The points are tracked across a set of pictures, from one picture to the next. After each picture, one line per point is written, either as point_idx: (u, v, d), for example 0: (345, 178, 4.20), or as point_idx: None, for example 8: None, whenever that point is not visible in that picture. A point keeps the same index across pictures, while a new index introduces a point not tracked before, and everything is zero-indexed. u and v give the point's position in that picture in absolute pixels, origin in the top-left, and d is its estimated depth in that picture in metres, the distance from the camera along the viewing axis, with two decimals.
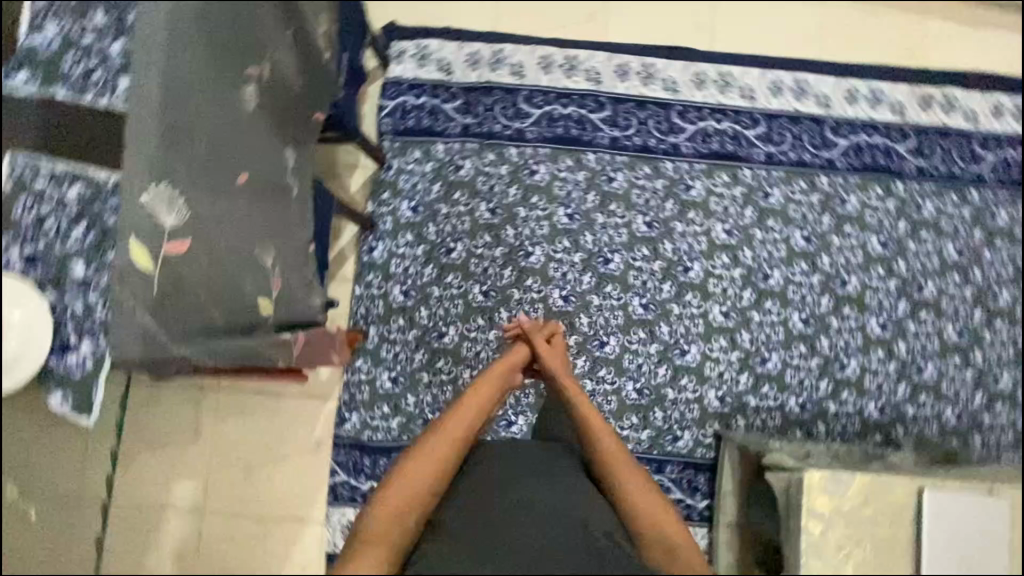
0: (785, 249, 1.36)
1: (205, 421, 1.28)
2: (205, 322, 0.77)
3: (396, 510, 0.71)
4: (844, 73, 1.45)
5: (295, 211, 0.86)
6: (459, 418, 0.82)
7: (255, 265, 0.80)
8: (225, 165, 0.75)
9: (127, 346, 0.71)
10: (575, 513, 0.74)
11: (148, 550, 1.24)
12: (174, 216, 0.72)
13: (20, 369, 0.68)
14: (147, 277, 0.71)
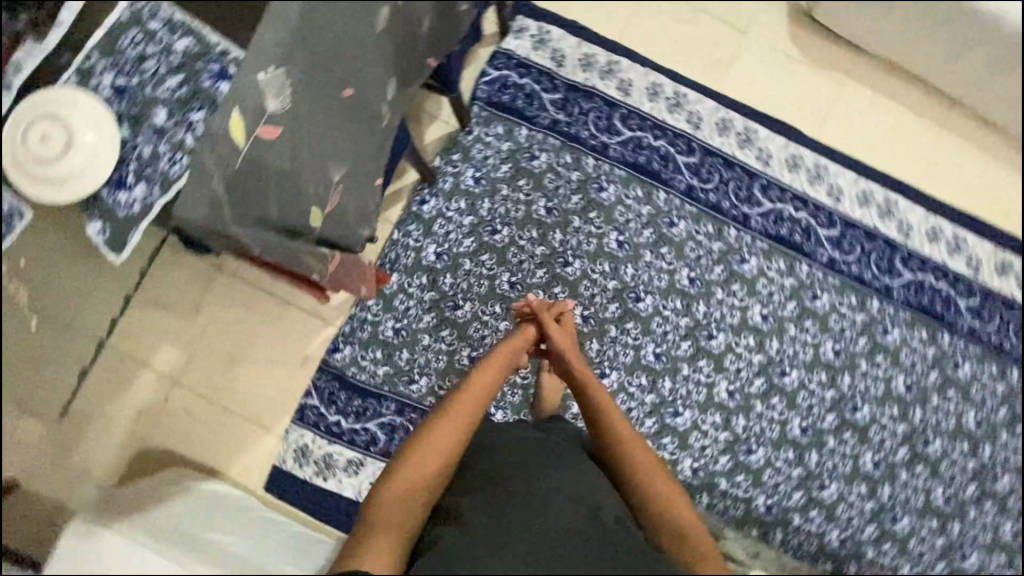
0: (812, 355, 1.34)
1: (209, 300, 1.29)
2: (268, 212, 0.76)
3: (399, 505, 0.66)
4: (935, 210, 1.42)
5: (374, 139, 0.88)
6: (466, 403, 0.78)
7: (326, 175, 0.80)
8: (338, 74, 0.76)
9: (193, 206, 0.69)
10: (591, 500, 0.68)
11: (111, 396, 1.26)
12: (279, 103, 0.71)
13: (71, 186, 0.68)
14: (235, 150, 0.69)
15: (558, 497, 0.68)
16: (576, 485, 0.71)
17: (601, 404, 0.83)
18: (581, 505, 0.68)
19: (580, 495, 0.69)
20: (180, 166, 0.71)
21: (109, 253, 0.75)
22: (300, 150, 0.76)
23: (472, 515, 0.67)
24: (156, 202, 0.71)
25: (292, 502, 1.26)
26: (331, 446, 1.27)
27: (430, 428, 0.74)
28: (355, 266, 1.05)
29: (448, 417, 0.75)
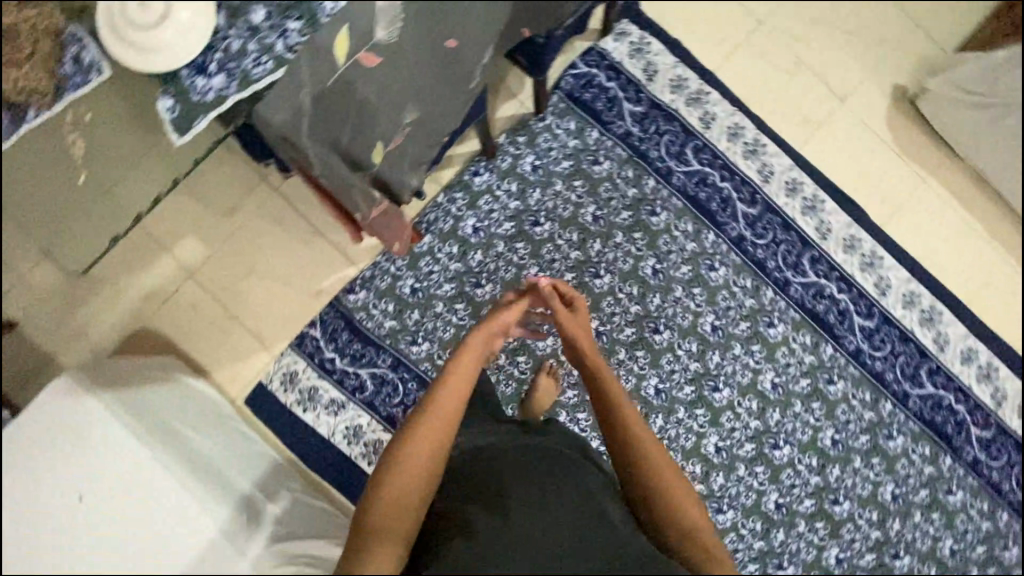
0: (809, 437, 1.31)
1: (245, 207, 1.30)
2: (341, 134, 0.79)
3: (393, 511, 0.63)
4: (977, 333, 1.37)
5: (455, 90, 0.89)
6: (451, 397, 0.72)
7: (401, 113, 0.84)
8: (446, 24, 0.77)
9: (279, 110, 0.72)
10: (595, 512, 0.70)
11: (127, 269, 1.27)
12: (387, 33, 0.74)
13: (158, 59, 0.68)
14: (334, 67, 0.73)
15: (554, 507, 0.70)
16: (573, 496, 0.72)
17: (612, 399, 0.78)
18: (580, 518, 0.69)
19: (579, 507, 0.71)
20: (263, 69, 0.70)
21: (173, 133, 0.74)
22: (386, 83, 0.78)
23: (473, 521, 0.67)
24: (230, 96, 0.71)
25: (267, 422, 1.27)
26: (319, 380, 1.28)
27: (418, 431, 0.68)
28: (399, 222, 1.06)
29: (433, 414, 0.70)
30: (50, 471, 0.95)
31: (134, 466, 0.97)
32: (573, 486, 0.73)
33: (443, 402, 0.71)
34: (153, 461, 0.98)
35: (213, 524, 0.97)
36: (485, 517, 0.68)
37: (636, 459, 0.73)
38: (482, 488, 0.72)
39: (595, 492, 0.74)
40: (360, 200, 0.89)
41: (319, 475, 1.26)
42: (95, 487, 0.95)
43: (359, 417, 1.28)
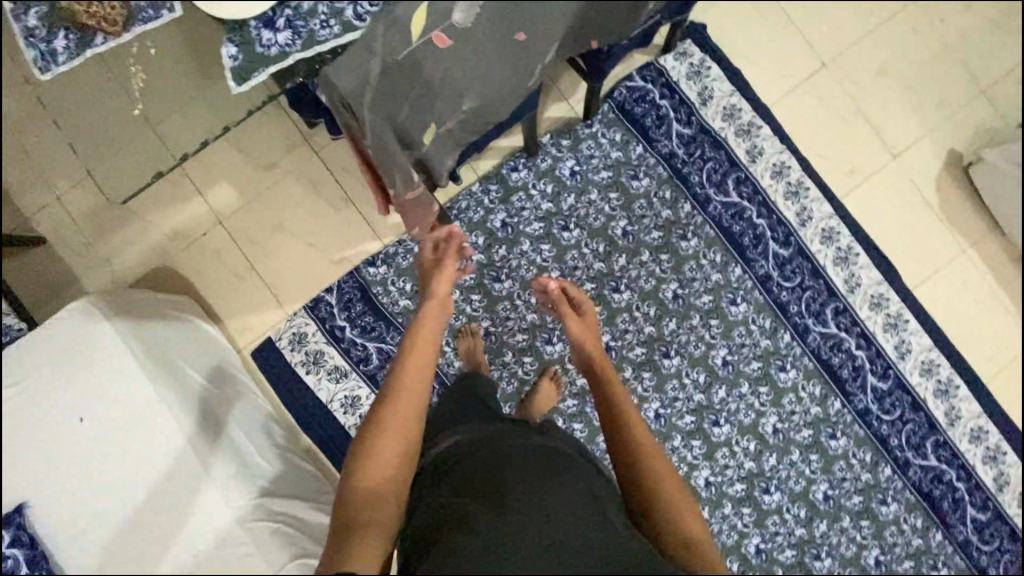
0: (802, 487, 1.30)
1: (283, 164, 1.31)
2: (398, 107, 0.81)
3: (370, 496, 0.66)
4: (991, 413, 1.34)
5: (519, 85, 0.89)
6: (411, 380, 0.76)
7: (459, 96, 0.85)
8: (521, 19, 0.76)
9: (346, 75, 0.73)
10: (591, 512, 0.71)
11: (160, 206, 1.29)
12: (462, 17, 0.72)
13: (234, 9, 0.71)
14: (407, 41, 0.73)
15: (553, 508, 0.70)
16: (572, 498, 0.72)
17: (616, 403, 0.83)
18: (581, 520, 0.70)
19: (579, 509, 0.71)
20: (329, 32, 0.71)
21: (230, 81, 0.73)
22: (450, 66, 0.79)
23: (472, 523, 0.69)
24: (292, 54, 0.71)
25: (270, 378, 1.28)
26: (326, 346, 1.29)
27: (382, 420, 0.71)
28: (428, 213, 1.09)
29: (397, 399, 0.73)
30: (59, 390, 0.97)
31: (143, 406, 0.99)
32: (574, 488, 0.74)
33: (404, 387, 0.75)
34: (161, 404, 1.00)
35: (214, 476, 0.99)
36: (485, 518, 0.69)
37: (635, 459, 0.76)
38: (479, 484, 0.73)
39: (597, 496, 0.74)
40: (400, 181, 0.92)
41: (310, 439, 1.27)
42: (104, 417, 0.97)
43: (359, 388, 1.29)
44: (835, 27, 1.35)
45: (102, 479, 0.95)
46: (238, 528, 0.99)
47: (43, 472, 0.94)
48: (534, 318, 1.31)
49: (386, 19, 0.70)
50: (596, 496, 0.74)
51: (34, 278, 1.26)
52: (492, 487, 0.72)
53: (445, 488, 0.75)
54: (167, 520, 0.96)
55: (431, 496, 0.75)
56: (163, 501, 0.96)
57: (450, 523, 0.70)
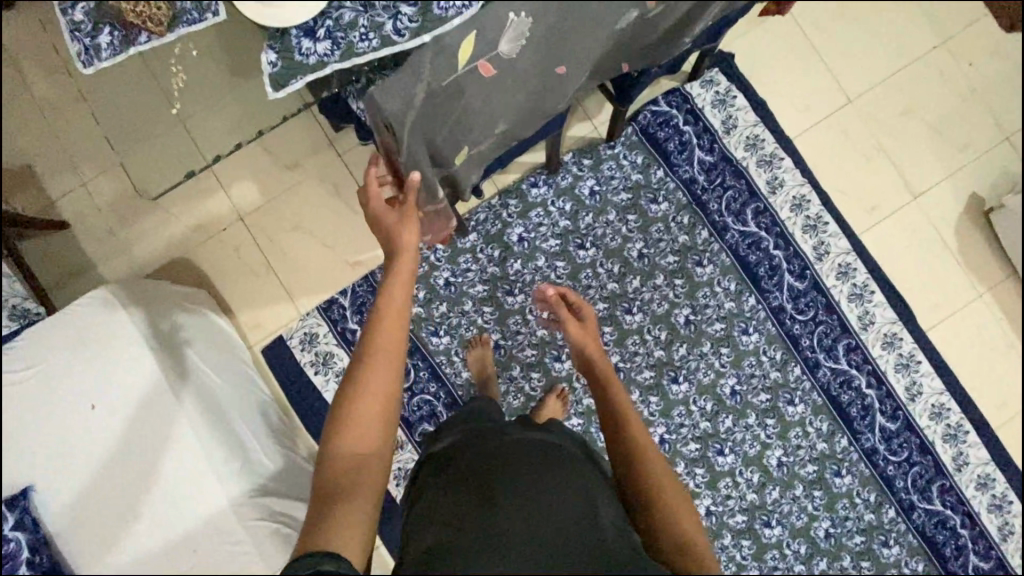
0: (804, 523, 1.28)
1: (307, 166, 1.32)
2: (437, 127, 0.83)
3: (350, 465, 0.64)
4: (1000, 461, 1.32)
5: (549, 108, 0.91)
6: (388, 340, 0.72)
7: (494, 120, 0.87)
8: (561, 54, 0.77)
9: (392, 97, 0.74)
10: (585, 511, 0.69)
11: (182, 199, 1.31)
12: (507, 48, 0.74)
13: (276, 15, 0.72)
14: (453, 67, 0.74)
15: (543, 501, 0.70)
16: (565, 493, 0.72)
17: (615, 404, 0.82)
18: (572, 514, 0.69)
19: (572, 504, 0.70)
20: (368, 46, 0.72)
21: (268, 87, 0.75)
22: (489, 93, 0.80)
23: (468, 525, 0.68)
24: (331, 65, 0.73)
25: (279, 376, 1.29)
26: (337, 348, 1.30)
27: (357, 385, 0.68)
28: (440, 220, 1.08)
29: (372, 362, 0.70)
30: (69, 378, 0.97)
31: (144, 388, 0.99)
32: (567, 485, 0.74)
33: (379, 346, 0.72)
34: (162, 387, 1.00)
35: (209, 465, 0.99)
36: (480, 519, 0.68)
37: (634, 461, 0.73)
38: (476, 484, 0.75)
39: (591, 494, 0.73)
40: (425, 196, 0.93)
41: (314, 441, 1.28)
42: (113, 405, 0.98)
43: None
44: (863, 65, 1.36)
45: (91, 456, 0.96)
46: (232, 511, 0.99)
47: (49, 460, 0.95)
48: (544, 334, 1.31)
49: (438, 46, 0.71)
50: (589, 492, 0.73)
51: (54, 261, 1.28)
52: (488, 482, 0.74)
53: (448, 485, 0.78)
54: (166, 508, 0.96)
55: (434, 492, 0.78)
56: (163, 491, 0.97)
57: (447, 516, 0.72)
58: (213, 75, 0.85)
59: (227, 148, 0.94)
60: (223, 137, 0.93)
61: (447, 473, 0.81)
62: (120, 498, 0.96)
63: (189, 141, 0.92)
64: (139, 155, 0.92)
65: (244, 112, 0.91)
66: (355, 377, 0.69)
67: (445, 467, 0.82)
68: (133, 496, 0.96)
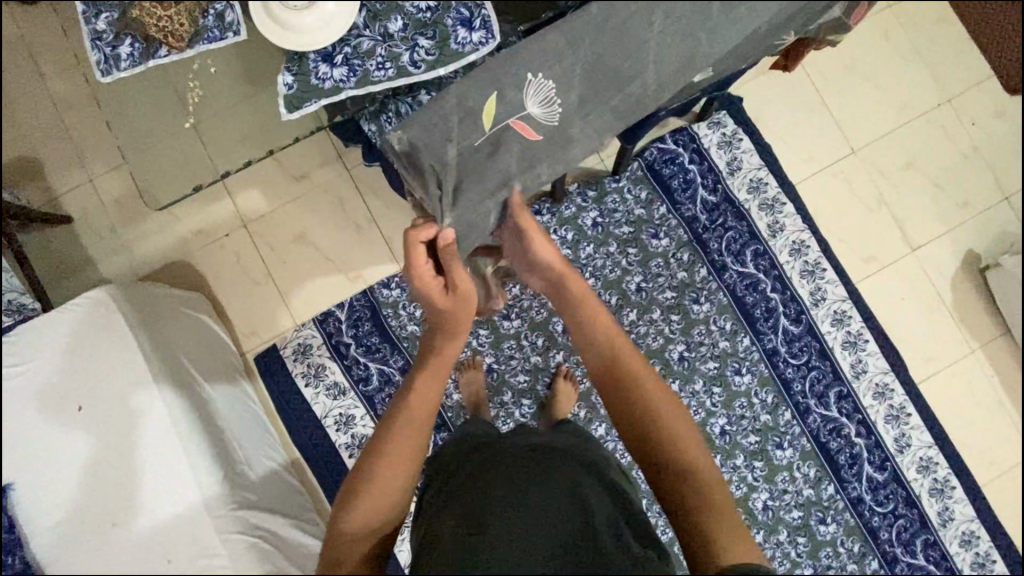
0: (786, 569, 1.27)
1: (313, 177, 1.33)
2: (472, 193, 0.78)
3: (363, 531, 0.67)
4: (985, 519, 1.31)
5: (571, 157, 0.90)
6: (412, 416, 0.74)
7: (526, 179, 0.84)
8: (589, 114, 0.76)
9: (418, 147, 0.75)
10: (564, 532, 0.69)
11: (186, 201, 1.31)
12: (535, 110, 0.74)
13: (294, 38, 0.74)
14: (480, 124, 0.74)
15: (529, 520, 0.70)
16: (551, 510, 0.71)
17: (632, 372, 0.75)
18: (558, 529, 0.70)
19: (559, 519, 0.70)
20: (384, 74, 0.76)
21: (282, 108, 0.78)
22: (505, 150, 0.76)
23: (446, 532, 0.71)
24: (346, 90, 0.76)
25: (269, 386, 1.28)
26: (329, 361, 1.29)
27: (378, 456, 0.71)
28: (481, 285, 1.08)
29: (397, 435, 0.73)
30: (58, 380, 0.98)
31: (128, 377, 0.99)
32: (551, 495, 0.73)
33: (403, 420, 0.74)
34: (144, 378, 0.99)
35: (184, 456, 0.98)
36: (460, 529, 0.70)
37: (642, 418, 0.72)
38: (466, 493, 0.75)
39: (581, 505, 0.72)
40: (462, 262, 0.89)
41: (299, 453, 1.27)
42: (97, 405, 0.97)
43: (355, 408, 1.28)
44: (869, 116, 1.38)
45: (62, 450, 0.95)
46: (209, 519, 0.96)
47: (35, 462, 0.95)
48: (538, 361, 1.31)
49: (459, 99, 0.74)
50: (579, 493, 0.74)
51: (54, 254, 1.28)
52: (478, 497, 0.74)
53: (448, 499, 0.77)
54: (136, 507, 0.94)
55: (433, 512, 0.76)
56: (141, 488, 0.95)
57: (449, 532, 0.71)
58: (228, 90, 0.85)
59: (239, 165, 0.90)
60: (233, 154, 0.90)
61: (445, 486, 0.80)
62: (89, 496, 0.94)
63: (200, 156, 0.89)
64: (141, 164, 0.89)
65: (256, 126, 0.89)
66: (375, 451, 0.72)
67: (446, 482, 0.80)
68: (104, 492, 0.94)
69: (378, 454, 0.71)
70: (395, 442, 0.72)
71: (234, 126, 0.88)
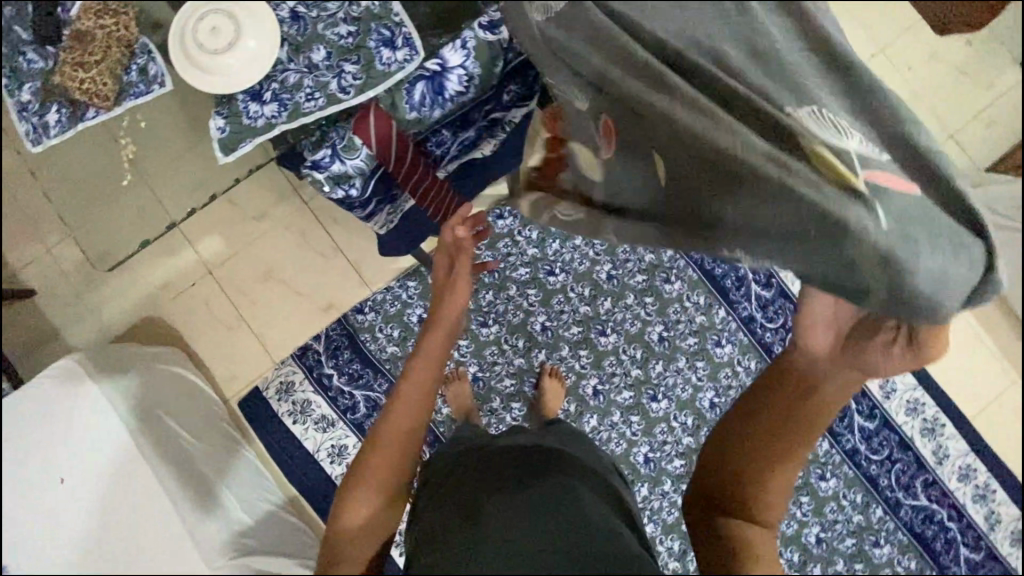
0: (794, 531, 1.29)
1: (272, 215, 1.33)
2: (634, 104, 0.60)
3: (358, 522, 0.61)
4: (977, 450, 1.34)
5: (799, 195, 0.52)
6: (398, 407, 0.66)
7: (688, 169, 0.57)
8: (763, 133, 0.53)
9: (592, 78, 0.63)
10: (562, 511, 0.71)
11: (150, 258, 1.31)
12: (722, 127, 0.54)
13: (218, 79, 0.75)
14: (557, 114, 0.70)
15: (524, 507, 0.71)
16: (544, 496, 0.73)
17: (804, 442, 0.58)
18: (556, 518, 0.70)
19: (557, 505, 0.72)
20: (315, 105, 0.76)
21: (218, 152, 0.77)
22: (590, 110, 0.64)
23: (446, 531, 0.71)
24: (277, 125, 0.76)
25: (256, 428, 1.28)
26: (313, 395, 1.28)
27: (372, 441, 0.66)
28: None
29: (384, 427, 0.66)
30: (45, 448, 0.98)
31: (110, 441, 0.99)
32: (543, 483, 0.75)
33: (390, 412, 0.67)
34: (127, 442, 1.00)
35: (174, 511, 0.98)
36: (462, 525, 0.70)
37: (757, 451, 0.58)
38: (461, 493, 0.76)
39: (575, 491, 0.75)
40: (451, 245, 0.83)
41: (296, 490, 1.26)
42: (78, 472, 0.96)
43: (345, 437, 1.27)
44: None
45: (44, 525, 0.94)
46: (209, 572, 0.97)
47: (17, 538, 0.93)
48: (521, 363, 1.32)
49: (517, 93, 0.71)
50: (566, 477, 0.77)
51: (21, 328, 1.27)
52: (474, 496, 0.74)
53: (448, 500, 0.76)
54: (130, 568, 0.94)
55: (431, 516, 0.75)
56: (134, 550, 0.94)
57: (451, 525, 0.71)
58: (162, 139, 0.83)
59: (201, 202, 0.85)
60: (186, 195, 0.84)
61: (439, 491, 0.79)
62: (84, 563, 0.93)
63: (152, 205, 0.84)
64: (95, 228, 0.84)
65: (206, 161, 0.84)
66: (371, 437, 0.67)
67: (437, 487, 0.80)
68: (97, 556, 0.94)
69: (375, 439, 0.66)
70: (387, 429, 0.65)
71: (181, 170, 0.84)
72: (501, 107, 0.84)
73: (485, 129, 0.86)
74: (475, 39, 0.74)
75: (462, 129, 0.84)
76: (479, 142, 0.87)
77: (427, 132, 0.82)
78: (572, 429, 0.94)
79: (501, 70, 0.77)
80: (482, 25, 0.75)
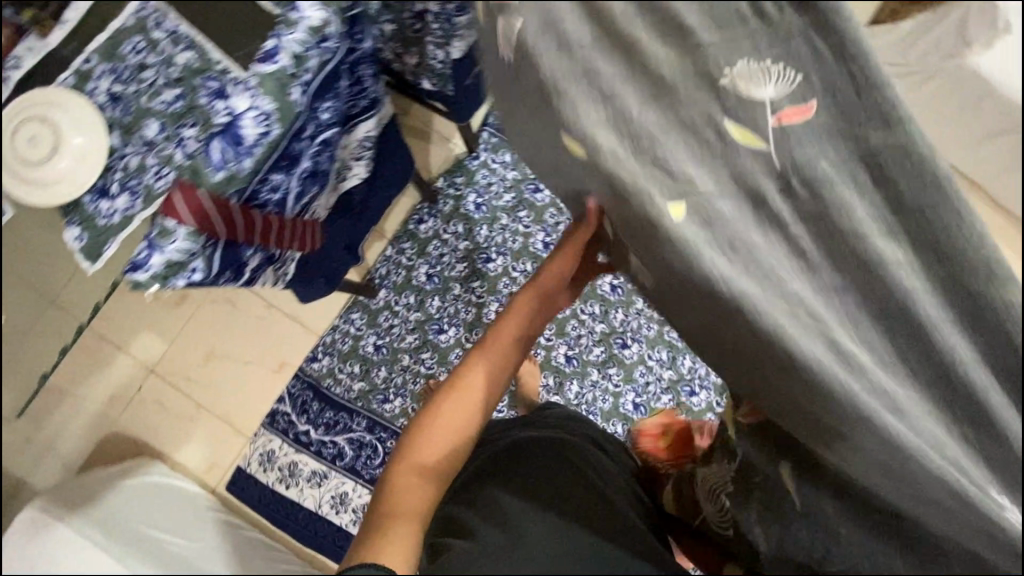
0: None
1: (196, 296, 1.29)
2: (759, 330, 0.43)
3: (425, 466, 0.64)
4: None
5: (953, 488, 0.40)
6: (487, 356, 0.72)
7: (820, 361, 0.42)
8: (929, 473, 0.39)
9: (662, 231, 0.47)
10: (599, 505, 0.63)
11: (86, 380, 1.28)
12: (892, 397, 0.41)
13: (57, 190, 0.70)
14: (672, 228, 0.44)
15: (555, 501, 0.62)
16: (574, 490, 0.65)
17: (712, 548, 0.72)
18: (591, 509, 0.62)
19: (587, 495, 0.64)
20: (164, 181, 0.69)
21: (83, 262, 0.73)
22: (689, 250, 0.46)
23: (471, 526, 0.59)
24: (134, 215, 0.70)
25: (252, 505, 1.26)
26: (297, 455, 1.26)
27: (456, 385, 0.70)
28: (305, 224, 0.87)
29: (471, 372, 0.71)
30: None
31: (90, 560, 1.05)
32: (569, 476, 0.67)
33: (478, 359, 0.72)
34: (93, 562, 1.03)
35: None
36: (488, 526, 0.58)
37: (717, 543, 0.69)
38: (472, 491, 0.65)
39: (600, 486, 0.68)
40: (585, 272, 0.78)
41: (311, 550, 1.25)
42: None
43: (342, 485, 1.24)
44: None
45: None
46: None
47: None
48: None
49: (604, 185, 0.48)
50: (584, 470, 0.70)
51: None
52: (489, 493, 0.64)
53: (458, 494, 0.66)
54: None
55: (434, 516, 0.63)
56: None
57: (472, 515, 0.61)
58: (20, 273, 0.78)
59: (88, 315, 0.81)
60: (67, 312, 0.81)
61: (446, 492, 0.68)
62: None
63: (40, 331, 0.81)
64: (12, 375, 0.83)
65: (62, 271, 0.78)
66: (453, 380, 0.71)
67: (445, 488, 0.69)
68: None
69: (456, 381, 0.70)
70: (470, 375, 0.70)
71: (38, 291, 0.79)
72: (325, 129, 0.79)
73: (316, 153, 0.80)
74: (258, 77, 0.67)
75: (292, 167, 0.77)
76: (317, 168, 0.82)
77: (255, 185, 0.74)
78: (569, 412, 0.89)
79: (302, 98, 0.70)
80: (259, 58, 0.67)
